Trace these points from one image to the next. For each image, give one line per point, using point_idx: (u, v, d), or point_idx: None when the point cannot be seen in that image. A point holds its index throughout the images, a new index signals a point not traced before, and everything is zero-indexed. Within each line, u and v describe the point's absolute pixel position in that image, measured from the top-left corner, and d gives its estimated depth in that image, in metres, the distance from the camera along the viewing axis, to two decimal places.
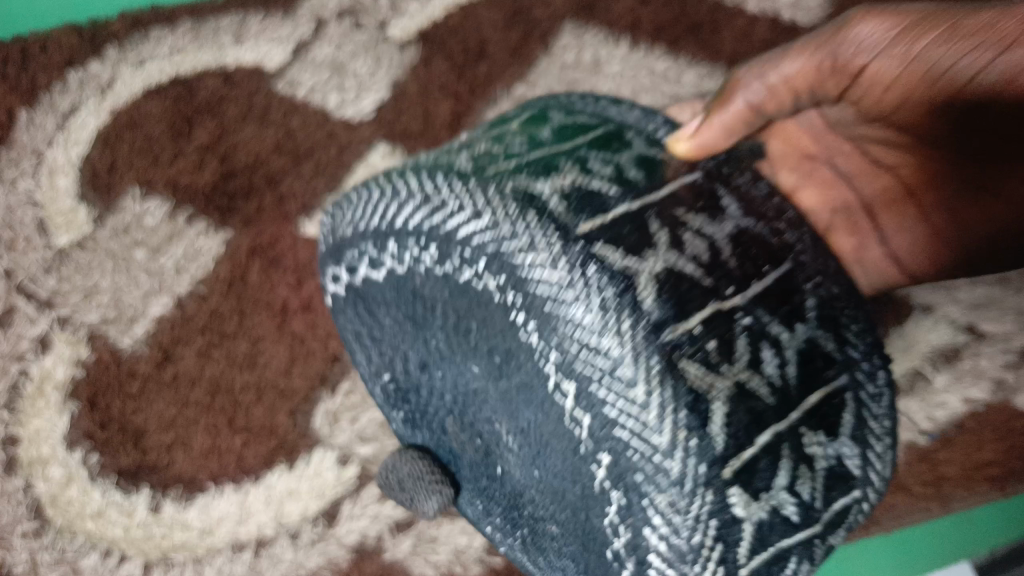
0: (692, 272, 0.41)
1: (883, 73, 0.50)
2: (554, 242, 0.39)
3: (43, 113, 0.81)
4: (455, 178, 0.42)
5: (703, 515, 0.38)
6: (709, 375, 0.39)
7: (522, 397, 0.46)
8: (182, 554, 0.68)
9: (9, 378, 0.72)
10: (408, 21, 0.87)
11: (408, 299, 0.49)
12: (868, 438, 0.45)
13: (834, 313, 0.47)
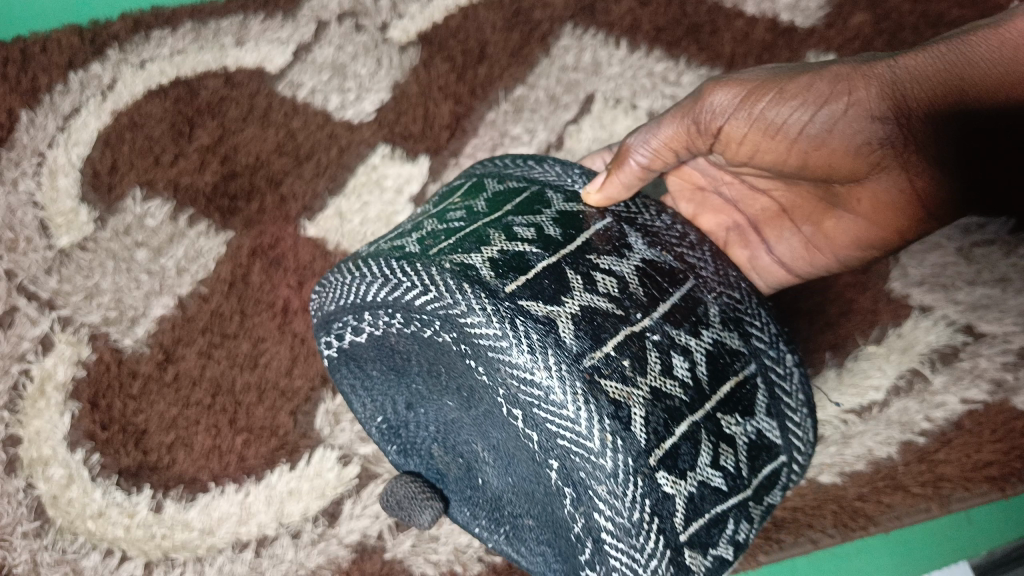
0: (604, 304, 0.47)
1: (735, 133, 0.55)
2: (485, 302, 0.45)
3: (44, 114, 0.82)
4: (407, 261, 0.48)
5: (636, 509, 0.44)
6: (627, 387, 0.45)
7: (489, 420, 0.55)
8: (183, 554, 0.69)
9: (10, 378, 0.72)
10: (408, 22, 0.88)
11: (390, 352, 0.58)
12: (783, 412, 0.52)
13: (735, 310, 0.52)
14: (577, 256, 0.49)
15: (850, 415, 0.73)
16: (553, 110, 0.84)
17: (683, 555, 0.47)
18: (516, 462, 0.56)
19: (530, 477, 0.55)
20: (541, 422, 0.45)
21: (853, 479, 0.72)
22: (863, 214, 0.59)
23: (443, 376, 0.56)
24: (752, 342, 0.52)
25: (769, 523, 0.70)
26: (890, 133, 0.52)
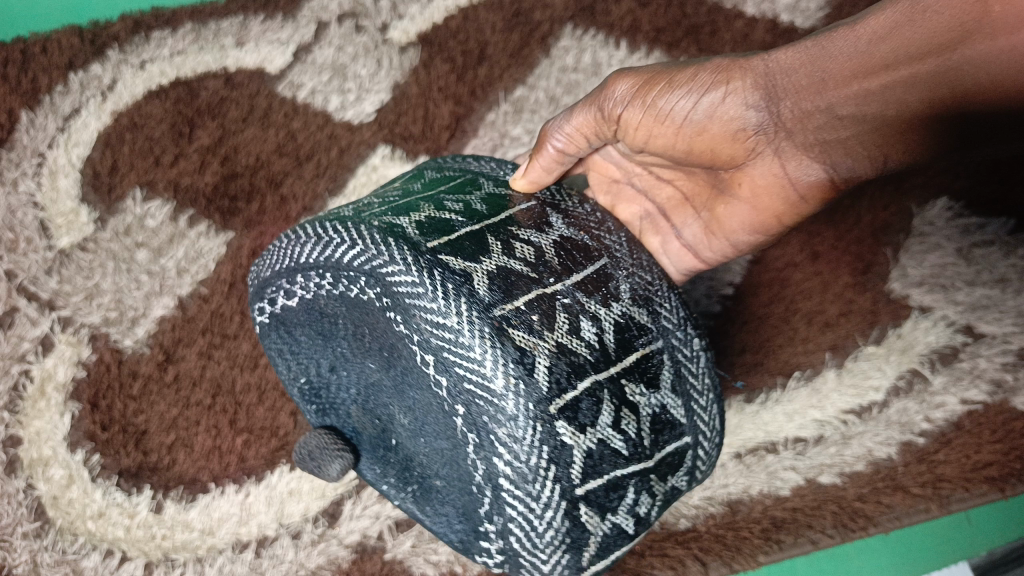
0: (519, 267, 0.50)
1: (633, 122, 0.60)
2: (407, 253, 0.46)
3: (44, 115, 0.82)
4: (339, 222, 0.50)
5: (537, 453, 0.45)
6: (534, 338, 0.46)
7: (404, 372, 0.52)
8: (183, 554, 0.69)
9: (11, 378, 0.72)
10: (408, 23, 0.87)
11: (318, 312, 0.56)
12: (689, 390, 0.54)
13: (644, 291, 0.55)
14: (500, 229, 0.52)
15: (850, 415, 0.73)
16: (553, 110, 0.84)
17: (579, 510, 0.47)
18: (428, 416, 0.53)
19: (441, 433, 0.52)
20: (447, 367, 0.46)
21: (854, 480, 0.72)
22: (750, 204, 0.62)
23: (365, 331, 0.54)
24: (659, 319, 0.54)
25: (769, 523, 0.70)
26: (753, 119, 0.57)
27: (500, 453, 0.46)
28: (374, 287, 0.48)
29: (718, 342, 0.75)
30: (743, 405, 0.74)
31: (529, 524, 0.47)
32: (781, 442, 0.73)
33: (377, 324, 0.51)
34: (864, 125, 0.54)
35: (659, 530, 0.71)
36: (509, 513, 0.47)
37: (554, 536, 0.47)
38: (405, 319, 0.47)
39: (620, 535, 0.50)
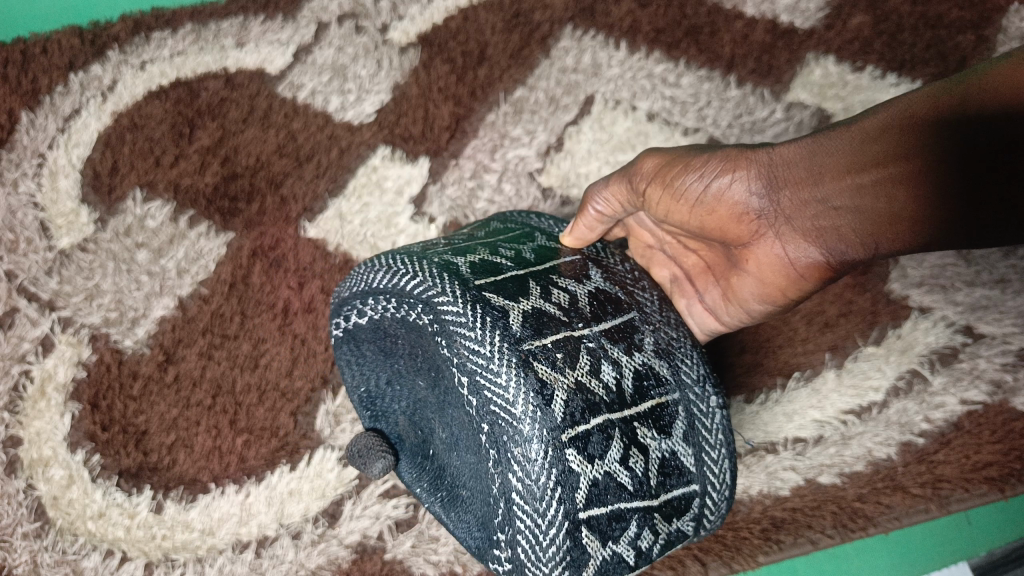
0: (553, 310, 0.50)
1: (654, 199, 0.59)
2: (457, 287, 0.49)
3: (44, 115, 0.82)
4: (409, 257, 0.54)
5: (548, 472, 0.46)
6: (555, 372, 0.48)
7: (444, 389, 0.53)
8: (183, 554, 0.69)
9: (12, 378, 0.73)
10: (408, 24, 0.88)
11: (377, 330, 0.57)
12: (701, 441, 0.53)
13: (667, 345, 0.53)
14: (541, 275, 0.53)
15: (849, 415, 0.73)
16: (553, 111, 0.85)
17: (581, 533, 0.47)
18: (461, 430, 0.53)
19: (468, 447, 0.53)
20: (476, 387, 0.48)
21: (853, 480, 0.72)
22: (765, 286, 0.59)
23: (415, 353, 0.55)
24: (677, 371, 0.53)
25: (768, 523, 0.70)
26: (753, 202, 0.55)
27: (516, 470, 0.47)
28: (422, 312, 0.50)
29: (718, 342, 0.75)
30: (743, 406, 0.74)
31: (528, 535, 0.48)
32: (780, 442, 0.73)
33: (426, 346, 0.52)
34: (859, 216, 0.51)
35: None
36: (516, 523, 0.48)
37: (555, 552, 0.47)
38: (447, 343, 0.49)
39: (619, 565, 0.50)
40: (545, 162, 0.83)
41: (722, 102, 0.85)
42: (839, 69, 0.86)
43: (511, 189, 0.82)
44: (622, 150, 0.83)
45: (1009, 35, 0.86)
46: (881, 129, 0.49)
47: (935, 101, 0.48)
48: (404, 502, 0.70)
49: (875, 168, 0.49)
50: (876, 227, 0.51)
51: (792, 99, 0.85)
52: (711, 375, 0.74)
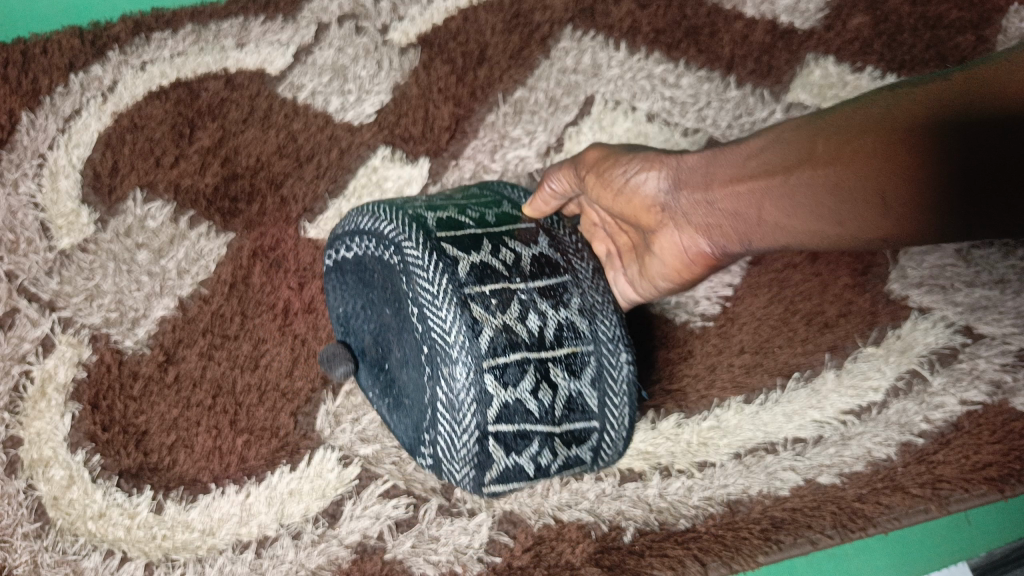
0: (497, 265, 0.56)
1: (590, 185, 0.60)
2: (422, 237, 0.55)
3: (44, 116, 0.82)
4: (388, 204, 0.59)
5: (469, 389, 0.52)
6: (487, 315, 0.53)
7: (399, 319, 0.56)
8: (184, 554, 0.69)
9: (12, 379, 0.73)
10: (408, 25, 0.88)
11: (356, 262, 0.61)
12: (606, 387, 0.58)
13: (591, 306, 0.58)
14: (495, 236, 0.58)
15: (849, 416, 0.73)
16: (553, 111, 0.85)
17: (488, 443, 0.53)
18: (408, 353, 0.56)
19: (411, 368, 0.56)
20: (422, 315, 0.53)
21: (853, 480, 0.72)
22: (671, 267, 0.59)
23: (380, 285, 0.58)
24: (596, 328, 0.57)
25: (768, 523, 0.70)
26: (667, 190, 0.55)
27: (441, 385, 0.53)
28: (390, 249, 0.56)
29: (719, 342, 0.74)
30: (743, 406, 0.73)
31: (445, 440, 0.53)
32: (780, 442, 0.73)
33: (391, 277, 0.56)
34: (798, 209, 0.48)
35: (658, 529, 0.70)
36: (437, 428, 0.54)
37: (464, 454, 0.53)
38: (407, 280, 0.54)
39: (522, 475, 0.56)
40: (545, 162, 0.83)
41: (721, 103, 0.85)
42: (838, 69, 0.86)
43: None
44: None
45: (1007, 35, 0.87)
46: (856, 126, 0.45)
47: (935, 98, 0.42)
48: (404, 502, 0.70)
49: (803, 167, 0.47)
50: (825, 225, 0.47)
51: (792, 100, 0.85)
52: (710, 376, 0.74)
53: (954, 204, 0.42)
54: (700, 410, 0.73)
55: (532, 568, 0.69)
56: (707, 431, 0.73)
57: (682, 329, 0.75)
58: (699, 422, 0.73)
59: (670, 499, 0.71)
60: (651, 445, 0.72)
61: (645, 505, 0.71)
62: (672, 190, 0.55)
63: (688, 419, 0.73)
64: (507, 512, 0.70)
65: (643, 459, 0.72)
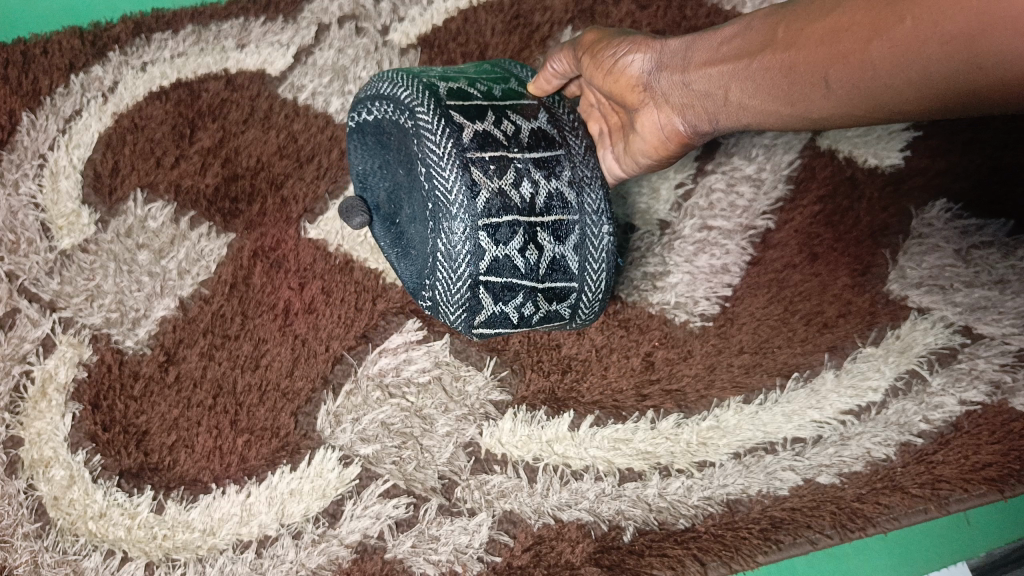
0: (498, 135, 0.53)
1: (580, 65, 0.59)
2: (432, 104, 0.53)
3: (45, 117, 0.82)
4: (407, 74, 0.58)
5: (465, 242, 0.52)
6: (484, 178, 0.52)
7: (413, 171, 0.56)
8: (185, 554, 0.70)
9: (13, 379, 0.73)
10: (409, 26, 0.88)
11: (383, 127, 0.61)
12: (588, 254, 0.55)
13: (582, 180, 0.55)
14: (501, 108, 0.56)
15: (848, 416, 0.73)
16: None
17: (479, 291, 0.54)
18: (418, 205, 0.56)
19: (420, 222, 0.56)
20: (428, 171, 0.53)
21: (851, 480, 0.72)
22: (651, 146, 0.58)
23: (399, 143, 0.58)
24: (584, 200, 0.55)
25: (767, 523, 0.70)
26: (652, 69, 0.54)
27: (441, 236, 0.52)
28: (406, 113, 0.55)
29: (718, 343, 0.75)
30: (742, 405, 0.73)
31: (440, 284, 0.54)
32: (779, 442, 0.73)
33: (407, 134, 0.56)
34: (757, 93, 0.46)
35: (658, 529, 0.70)
36: (434, 274, 0.54)
37: (459, 298, 0.54)
38: (419, 139, 0.53)
39: (510, 321, 0.57)
40: None
41: None
42: None
43: None
44: None
45: None
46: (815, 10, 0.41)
47: (909, 2, 0.36)
48: (404, 501, 0.70)
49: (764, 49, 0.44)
50: (792, 104, 0.44)
51: None
52: (709, 376, 0.74)
53: (940, 97, 0.37)
54: (699, 410, 0.74)
55: (531, 567, 0.69)
56: (706, 431, 0.73)
57: (681, 329, 0.75)
58: (698, 422, 0.73)
59: (670, 499, 0.71)
60: (651, 445, 0.72)
61: (645, 505, 0.71)
62: (658, 67, 0.53)
63: (688, 419, 0.73)
64: (507, 511, 0.70)
65: (643, 459, 0.72)
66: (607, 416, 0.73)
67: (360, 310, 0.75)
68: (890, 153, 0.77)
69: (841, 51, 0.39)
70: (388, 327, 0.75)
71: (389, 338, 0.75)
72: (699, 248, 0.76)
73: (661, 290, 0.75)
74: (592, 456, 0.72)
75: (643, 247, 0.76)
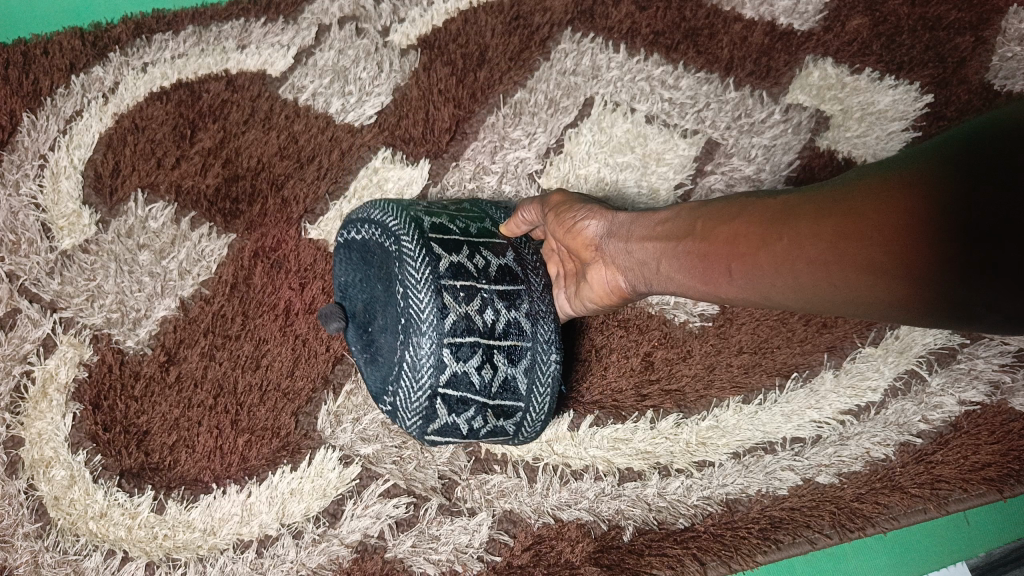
0: (470, 267, 0.60)
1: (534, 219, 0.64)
2: (415, 235, 0.60)
3: (46, 117, 0.82)
4: (395, 206, 0.64)
5: (430, 356, 0.57)
6: (455, 305, 0.58)
7: (386, 293, 0.61)
8: (185, 553, 0.70)
9: (14, 379, 0.73)
10: (409, 27, 0.88)
11: (362, 249, 0.65)
12: (536, 375, 0.63)
13: (538, 312, 0.63)
14: (476, 243, 0.63)
15: (847, 416, 0.74)
16: (553, 113, 0.85)
17: (436, 402, 0.59)
18: (386, 318, 0.61)
19: (385, 336, 0.61)
20: (405, 292, 0.58)
21: (851, 480, 0.72)
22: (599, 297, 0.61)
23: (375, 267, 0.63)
24: (536, 329, 0.62)
25: (766, 523, 0.70)
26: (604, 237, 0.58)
27: (410, 347, 0.58)
28: (390, 237, 0.61)
29: (718, 342, 0.74)
30: (742, 405, 0.74)
31: (404, 390, 0.59)
32: (779, 441, 0.73)
33: (388, 257, 0.61)
34: (682, 271, 0.49)
35: (657, 528, 0.70)
36: (397, 379, 0.59)
37: (416, 404, 0.59)
38: (401, 263, 0.59)
39: (458, 431, 0.61)
40: (545, 163, 0.84)
41: (720, 104, 0.86)
42: (837, 71, 0.87)
43: (511, 191, 0.83)
44: (622, 151, 0.84)
45: (1007, 36, 0.88)
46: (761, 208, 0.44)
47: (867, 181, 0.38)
48: (405, 501, 0.70)
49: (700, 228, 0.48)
50: (710, 283, 0.47)
51: (791, 101, 0.86)
52: (709, 376, 0.74)
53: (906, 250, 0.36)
54: (699, 410, 0.74)
55: (531, 567, 0.69)
56: (706, 431, 0.73)
57: (681, 329, 0.75)
58: (697, 422, 0.73)
59: (670, 498, 0.71)
60: (650, 445, 0.72)
61: (645, 505, 0.71)
62: (610, 233, 0.58)
63: (688, 419, 0.74)
64: (506, 511, 0.70)
65: (643, 458, 0.72)
66: (607, 416, 0.73)
67: None
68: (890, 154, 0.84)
69: (758, 240, 0.43)
70: None
71: None
72: None
73: None
74: (592, 456, 0.72)
75: None
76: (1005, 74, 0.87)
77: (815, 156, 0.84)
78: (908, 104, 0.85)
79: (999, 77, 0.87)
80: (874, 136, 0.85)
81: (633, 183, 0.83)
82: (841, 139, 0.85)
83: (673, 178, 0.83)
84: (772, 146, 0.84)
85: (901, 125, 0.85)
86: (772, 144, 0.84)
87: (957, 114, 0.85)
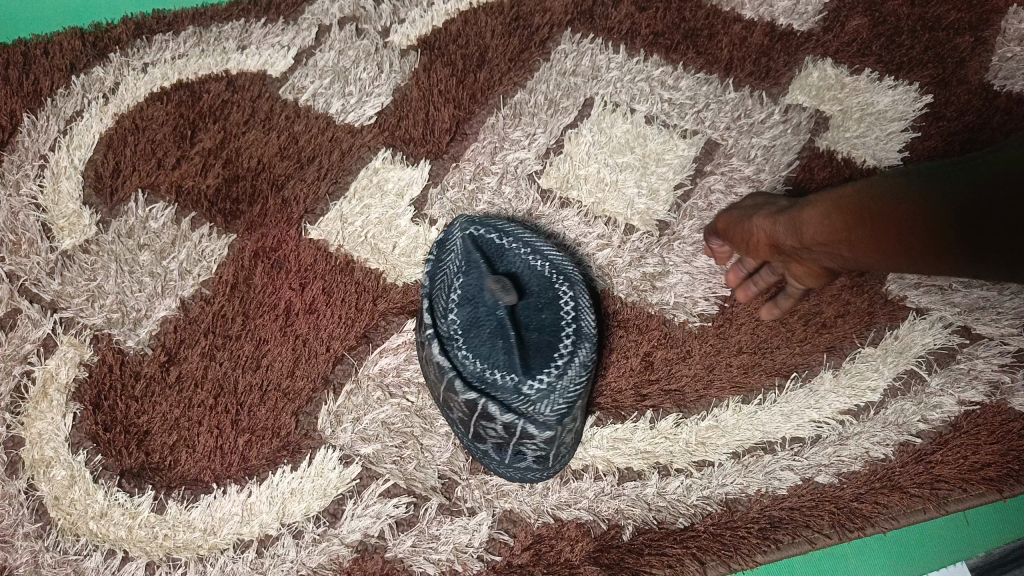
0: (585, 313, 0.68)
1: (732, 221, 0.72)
2: (564, 261, 0.63)
3: (47, 118, 0.83)
4: (519, 228, 0.65)
5: (583, 375, 0.59)
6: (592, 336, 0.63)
7: (535, 300, 0.61)
8: (185, 553, 0.70)
9: (14, 379, 0.73)
10: (409, 27, 0.88)
11: (498, 250, 0.63)
12: (583, 411, 0.70)
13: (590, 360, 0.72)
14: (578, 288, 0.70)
15: (846, 416, 0.74)
16: (553, 113, 0.85)
17: (566, 416, 0.59)
18: (534, 317, 0.60)
19: (537, 331, 0.60)
20: (575, 311, 0.61)
21: (850, 480, 0.72)
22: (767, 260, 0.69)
23: (517, 273, 0.62)
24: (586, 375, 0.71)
25: (766, 522, 0.70)
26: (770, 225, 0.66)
27: (578, 357, 0.59)
28: (539, 256, 0.63)
29: (718, 342, 0.75)
30: (741, 405, 0.74)
31: (560, 383, 0.58)
32: (778, 441, 0.73)
33: (548, 273, 0.62)
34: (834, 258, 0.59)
35: (657, 528, 0.70)
36: (570, 376, 0.58)
37: (552, 415, 0.58)
38: (573, 286, 0.62)
39: (540, 450, 0.62)
40: (545, 163, 0.83)
41: (720, 104, 0.86)
42: (836, 71, 0.87)
43: (511, 191, 0.82)
44: (622, 151, 0.84)
45: (1006, 36, 0.89)
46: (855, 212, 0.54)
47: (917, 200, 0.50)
48: (405, 501, 0.70)
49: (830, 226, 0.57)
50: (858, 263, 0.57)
51: (790, 101, 0.86)
52: (709, 375, 0.74)
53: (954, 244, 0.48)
54: (699, 410, 0.74)
55: (531, 565, 0.68)
56: (706, 431, 0.73)
57: (681, 329, 0.76)
58: (697, 422, 0.73)
59: (669, 498, 0.71)
60: (650, 445, 0.72)
61: (645, 504, 0.71)
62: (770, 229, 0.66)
63: (688, 419, 0.74)
64: (506, 511, 0.70)
65: (643, 458, 0.72)
66: (607, 416, 0.73)
67: (361, 310, 0.76)
68: (889, 154, 0.83)
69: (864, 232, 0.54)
70: (388, 328, 0.76)
71: (390, 338, 0.76)
72: (699, 249, 0.79)
73: (661, 290, 0.77)
74: (592, 456, 0.72)
75: (643, 247, 0.79)
76: (1005, 74, 0.87)
77: (815, 156, 0.83)
78: (909, 104, 0.85)
79: (999, 77, 0.87)
80: (874, 137, 0.84)
81: (633, 183, 0.82)
82: (841, 139, 0.84)
83: (673, 178, 0.83)
84: (772, 146, 0.84)
85: (901, 125, 0.85)
86: (772, 144, 0.84)
87: (958, 114, 0.85)
